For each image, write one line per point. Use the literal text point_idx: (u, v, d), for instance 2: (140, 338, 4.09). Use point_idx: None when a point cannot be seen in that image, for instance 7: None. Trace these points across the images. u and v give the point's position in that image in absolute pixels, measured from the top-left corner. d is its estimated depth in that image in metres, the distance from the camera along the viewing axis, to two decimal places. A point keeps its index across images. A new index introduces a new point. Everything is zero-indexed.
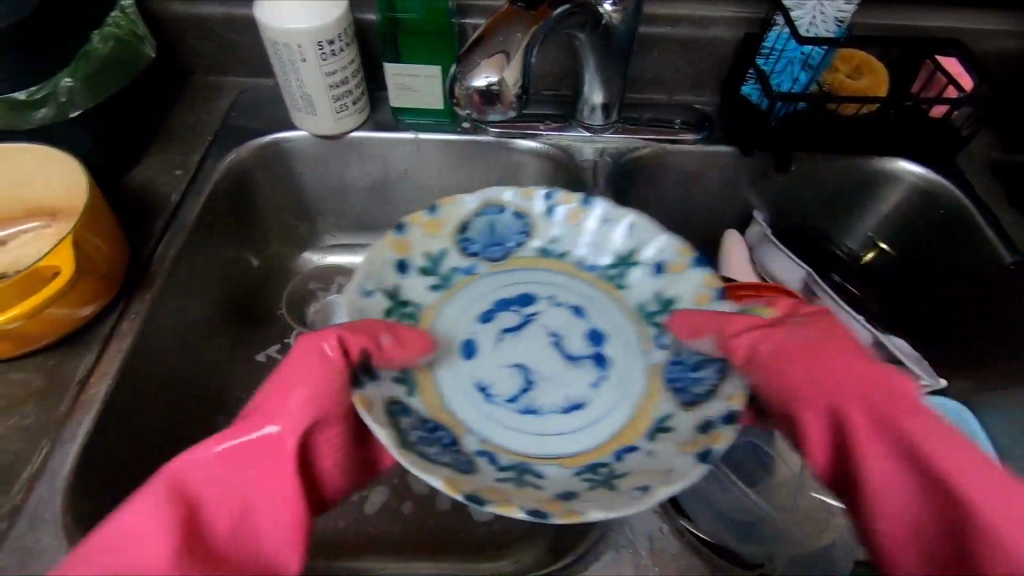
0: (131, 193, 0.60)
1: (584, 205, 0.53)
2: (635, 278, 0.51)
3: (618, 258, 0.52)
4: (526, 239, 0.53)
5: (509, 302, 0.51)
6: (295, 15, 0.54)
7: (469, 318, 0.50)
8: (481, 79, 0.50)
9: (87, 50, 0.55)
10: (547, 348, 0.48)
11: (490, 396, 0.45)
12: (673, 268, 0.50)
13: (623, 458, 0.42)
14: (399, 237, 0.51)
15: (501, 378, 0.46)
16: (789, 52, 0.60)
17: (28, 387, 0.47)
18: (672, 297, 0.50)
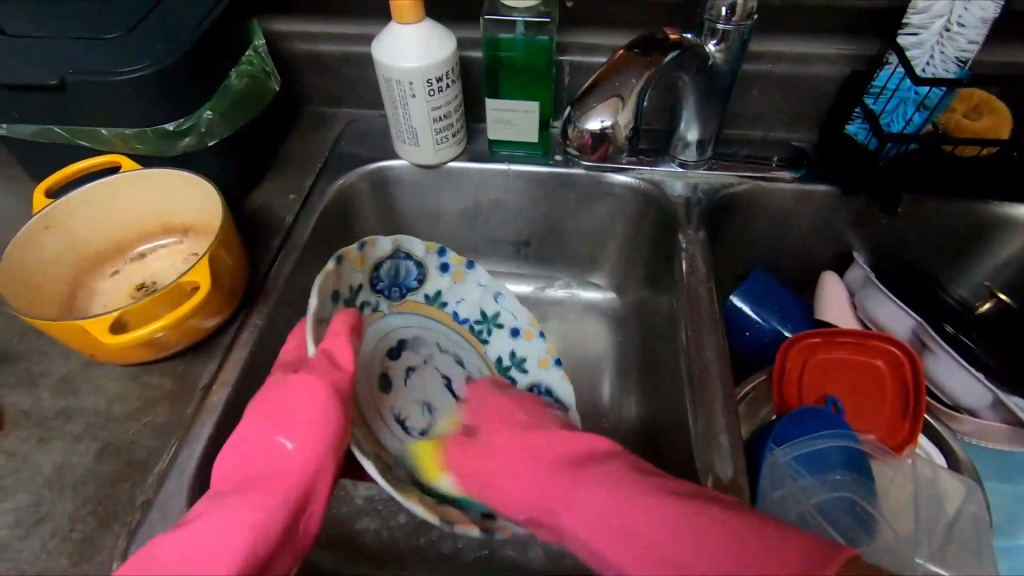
0: (250, 214, 0.66)
1: (468, 268, 0.68)
2: (496, 335, 0.69)
3: (484, 317, 0.69)
4: (417, 287, 0.68)
5: (405, 345, 0.65)
6: (412, 55, 0.58)
7: (386, 348, 0.64)
8: (596, 121, 0.58)
9: (226, 85, 0.61)
10: (439, 387, 0.64)
11: (405, 427, 0.60)
12: (526, 334, 0.68)
13: None
14: (337, 265, 0.60)
15: (411, 408, 0.61)
16: (902, 91, 0.58)
17: (159, 390, 0.52)
18: (521, 356, 0.68)
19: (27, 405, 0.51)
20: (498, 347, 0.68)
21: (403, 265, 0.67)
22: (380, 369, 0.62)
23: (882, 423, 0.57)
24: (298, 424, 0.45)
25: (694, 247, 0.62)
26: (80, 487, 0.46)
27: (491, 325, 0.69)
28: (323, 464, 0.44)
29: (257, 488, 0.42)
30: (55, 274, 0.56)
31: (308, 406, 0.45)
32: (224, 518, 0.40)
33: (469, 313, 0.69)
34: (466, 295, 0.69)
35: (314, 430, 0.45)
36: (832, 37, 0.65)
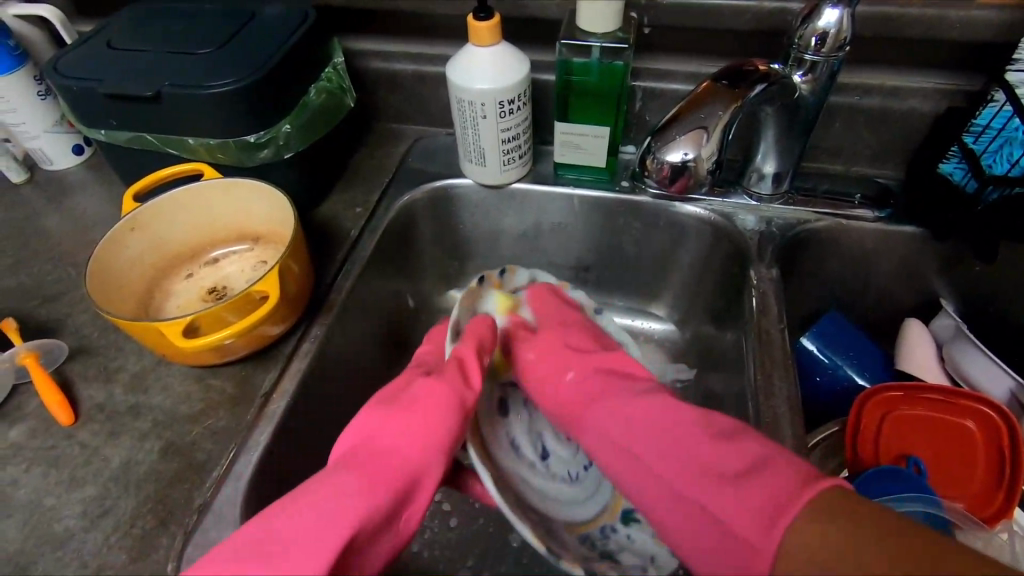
0: (319, 225, 0.67)
1: (598, 313, 0.69)
2: None
3: None
4: None
5: None
6: (484, 77, 0.58)
7: None
8: (678, 154, 0.55)
9: (305, 100, 0.63)
10: None
11: (520, 449, 0.58)
12: None
13: (609, 533, 0.56)
14: (479, 288, 0.65)
15: (532, 442, 0.59)
16: (1008, 131, 0.53)
17: (222, 394, 0.53)
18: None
19: (100, 398, 0.53)
20: None
21: None
22: (502, 390, 0.61)
23: (976, 491, 0.52)
24: (413, 429, 0.46)
25: (766, 285, 0.59)
26: (142, 484, 0.48)
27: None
28: (437, 460, 0.45)
29: (371, 468, 0.42)
30: (136, 274, 0.59)
31: (427, 416, 0.47)
32: (334, 498, 0.39)
33: None
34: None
35: (429, 434, 0.46)
36: (926, 72, 0.62)
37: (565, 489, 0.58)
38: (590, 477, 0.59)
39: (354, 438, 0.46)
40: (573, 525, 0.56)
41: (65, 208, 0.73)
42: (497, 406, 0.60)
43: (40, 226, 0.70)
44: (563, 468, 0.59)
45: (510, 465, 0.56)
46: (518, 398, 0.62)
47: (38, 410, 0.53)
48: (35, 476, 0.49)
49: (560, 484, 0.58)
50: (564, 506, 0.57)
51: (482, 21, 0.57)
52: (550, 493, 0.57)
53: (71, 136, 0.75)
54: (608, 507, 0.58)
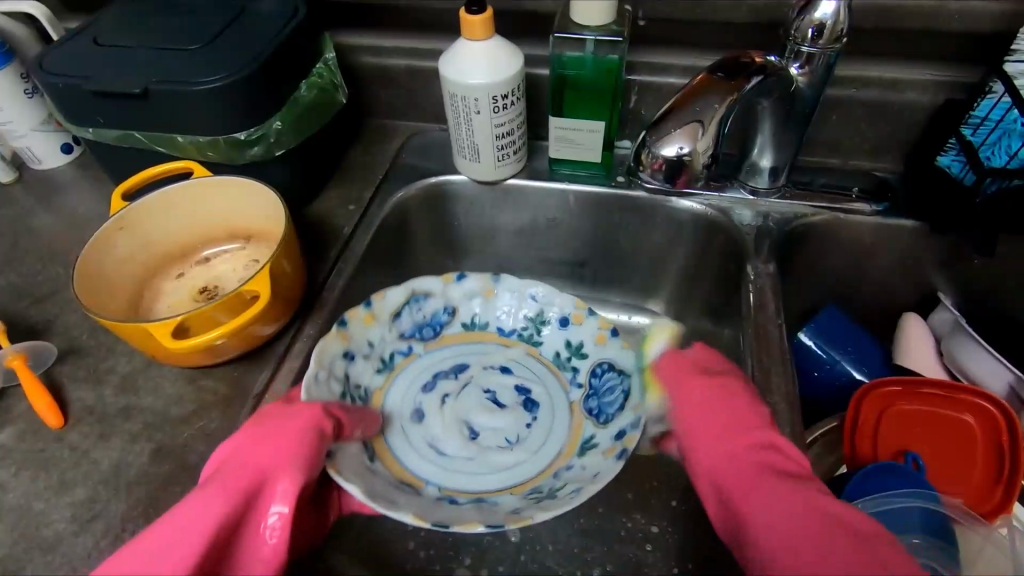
0: (311, 223, 0.67)
1: (494, 282, 0.63)
2: (548, 333, 0.63)
3: (531, 320, 0.63)
4: (452, 319, 0.63)
5: (447, 371, 0.61)
6: (477, 71, 0.57)
7: (415, 388, 0.59)
8: (673, 148, 0.55)
9: (296, 96, 0.62)
10: (482, 401, 0.59)
11: (440, 450, 0.55)
12: (575, 319, 0.62)
13: (563, 473, 0.54)
14: (342, 329, 0.56)
15: (453, 434, 0.56)
16: (1007, 122, 0.52)
17: (214, 395, 0.52)
18: (580, 343, 0.61)
19: (90, 401, 0.53)
20: (552, 344, 0.62)
21: (437, 309, 0.63)
22: (414, 403, 0.58)
23: (976, 486, 0.52)
24: (263, 443, 0.44)
25: (764, 281, 0.59)
26: (134, 487, 0.47)
27: (540, 326, 0.63)
28: (288, 473, 0.43)
29: (218, 487, 0.42)
30: (126, 275, 0.58)
31: (279, 443, 0.44)
32: (186, 521, 0.40)
33: (514, 323, 0.64)
34: (497, 309, 0.64)
35: (285, 451, 0.44)
36: (925, 63, 0.61)
37: (503, 457, 0.55)
38: (534, 434, 0.57)
39: (218, 454, 0.45)
40: (520, 487, 0.53)
41: (55, 207, 0.72)
42: (408, 419, 0.57)
43: (30, 226, 0.69)
44: (496, 442, 0.56)
45: (429, 470, 0.54)
46: (432, 397, 0.59)
47: (27, 412, 0.52)
48: (24, 479, 0.48)
49: (500, 453, 0.55)
50: (508, 469, 0.54)
51: (476, 15, 0.56)
52: (483, 471, 0.54)
53: (60, 135, 0.74)
54: (559, 452, 0.56)
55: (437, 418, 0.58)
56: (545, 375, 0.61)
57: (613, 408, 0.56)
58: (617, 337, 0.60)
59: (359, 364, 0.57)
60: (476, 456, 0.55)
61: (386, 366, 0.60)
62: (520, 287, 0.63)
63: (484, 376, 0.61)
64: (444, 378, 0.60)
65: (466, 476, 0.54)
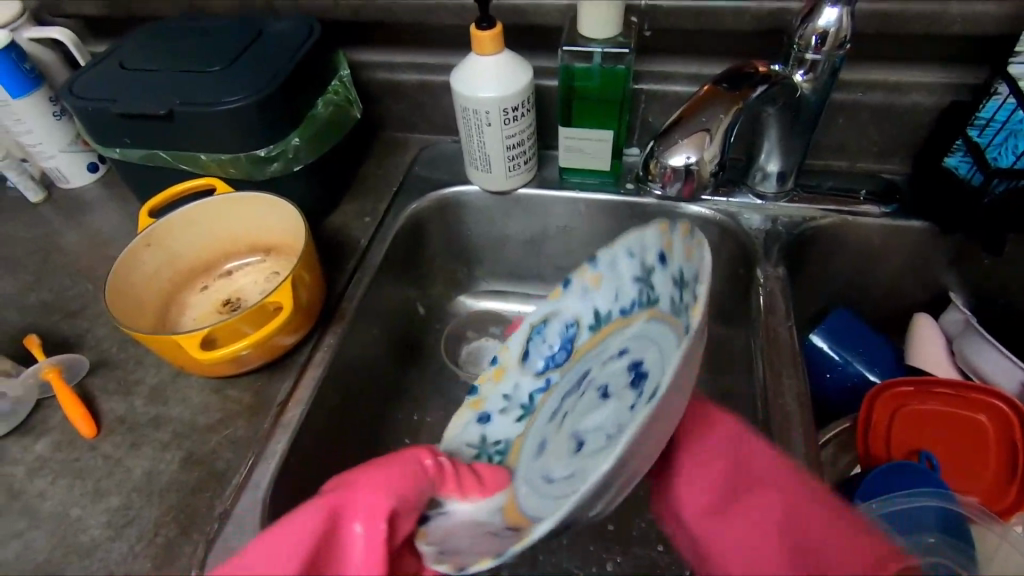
0: (329, 235, 0.68)
1: (591, 265, 0.54)
2: (658, 281, 0.48)
3: (636, 278, 0.50)
4: (577, 332, 0.56)
5: (579, 382, 0.53)
6: (488, 85, 0.59)
7: (547, 420, 0.53)
8: (680, 157, 0.56)
9: (313, 113, 0.64)
10: (599, 402, 0.49)
11: (551, 477, 0.45)
12: (665, 247, 0.47)
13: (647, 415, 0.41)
14: (472, 397, 0.57)
15: (563, 451, 0.47)
16: (1012, 124, 0.53)
17: (239, 404, 0.54)
18: (680, 272, 0.45)
19: (121, 411, 0.55)
20: (663, 290, 0.47)
21: (564, 329, 0.56)
22: (542, 433, 0.52)
23: (988, 484, 0.52)
24: (369, 473, 0.42)
25: (773, 284, 0.59)
26: (165, 493, 0.49)
27: (649, 280, 0.49)
28: (383, 503, 0.40)
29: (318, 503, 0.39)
30: (153, 290, 0.60)
31: (385, 472, 0.42)
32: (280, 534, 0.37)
33: (626, 296, 0.52)
34: (609, 294, 0.54)
35: (388, 482, 0.41)
36: (930, 66, 0.62)
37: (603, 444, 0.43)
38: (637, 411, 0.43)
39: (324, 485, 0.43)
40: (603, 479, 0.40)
41: (83, 224, 0.74)
42: (534, 453, 0.50)
43: (59, 244, 0.72)
44: (605, 433, 0.45)
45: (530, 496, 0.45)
46: (559, 418, 0.51)
47: (62, 423, 0.54)
48: (61, 487, 0.50)
49: (603, 442, 0.44)
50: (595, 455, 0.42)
51: (485, 31, 0.57)
52: (586, 460, 0.43)
53: (87, 155, 0.77)
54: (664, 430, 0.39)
55: (566, 427, 0.49)
56: (660, 326, 0.48)
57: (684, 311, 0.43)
58: (677, 230, 0.45)
59: (495, 424, 0.56)
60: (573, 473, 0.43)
61: (524, 409, 0.56)
62: (603, 253, 0.53)
63: (607, 366, 0.51)
64: (573, 391, 0.52)
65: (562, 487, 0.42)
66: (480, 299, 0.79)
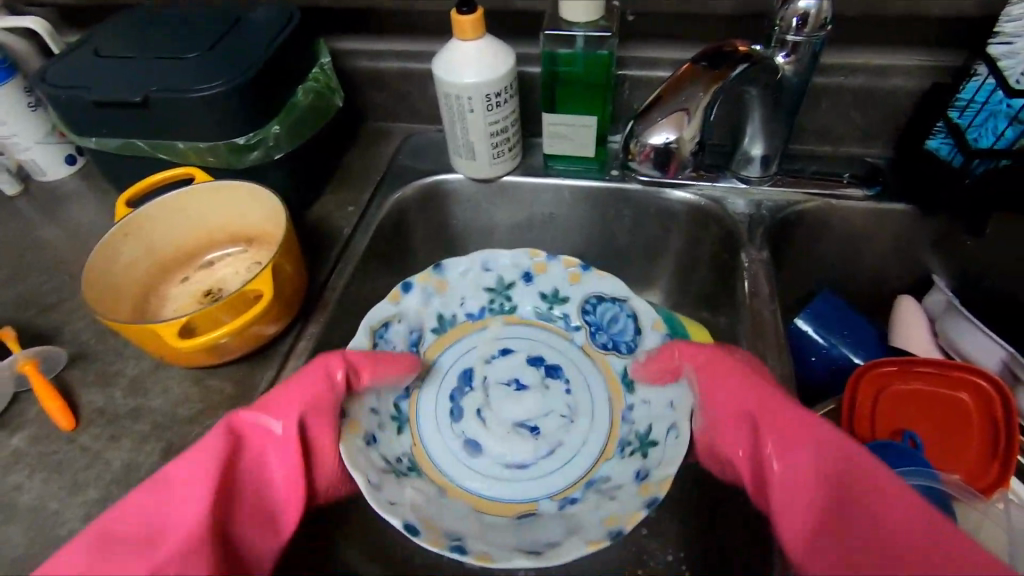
0: (312, 226, 0.68)
1: (437, 273, 0.66)
2: (517, 295, 0.67)
3: (496, 287, 0.67)
4: (424, 335, 0.64)
5: (461, 386, 0.61)
6: (469, 70, 0.58)
7: (444, 420, 0.59)
8: (660, 137, 0.57)
9: (293, 101, 0.63)
10: (516, 393, 0.60)
11: (519, 465, 0.56)
12: (573, 278, 0.66)
13: (630, 414, 0.59)
14: (348, 420, 0.53)
15: (516, 440, 0.57)
16: (992, 104, 0.53)
17: (221, 394, 0.53)
18: (553, 291, 0.67)
19: (100, 403, 0.54)
20: (522, 302, 0.67)
21: (406, 335, 0.63)
22: (457, 433, 0.58)
23: (970, 462, 0.52)
24: (282, 397, 0.47)
25: (757, 267, 0.59)
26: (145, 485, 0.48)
27: (507, 294, 0.67)
28: (291, 417, 0.46)
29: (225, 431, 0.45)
30: (132, 280, 0.59)
31: (291, 390, 0.48)
32: (196, 461, 0.43)
33: (478, 304, 0.67)
34: (454, 299, 0.67)
35: (295, 397, 0.47)
36: (911, 49, 0.62)
37: (572, 432, 0.58)
38: (579, 393, 0.61)
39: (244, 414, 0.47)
40: (603, 454, 0.57)
41: (62, 219, 0.73)
42: (466, 457, 0.57)
43: (37, 237, 0.71)
44: (556, 421, 0.59)
45: (523, 486, 0.55)
46: (469, 417, 0.59)
47: (39, 416, 0.53)
48: (38, 481, 0.49)
49: (566, 428, 0.58)
50: (591, 446, 0.58)
51: (466, 15, 0.57)
52: (552, 436, 0.58)
53: (63, 147, 0.76)
54: (611, 407, 0.60)
55: (495, 428, 0.58)
56: (534, 333, 0.65)
57: (620, 341, 0.63)
58: (590, 272, 0.66)
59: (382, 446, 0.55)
60: (553, 440, 0.58)
61: (396, 413, 0.59)
62: (456, 265, 0.67)
63: (495, 368, 0.63)
64: (464, 396, 0.60)
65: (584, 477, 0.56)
66: None
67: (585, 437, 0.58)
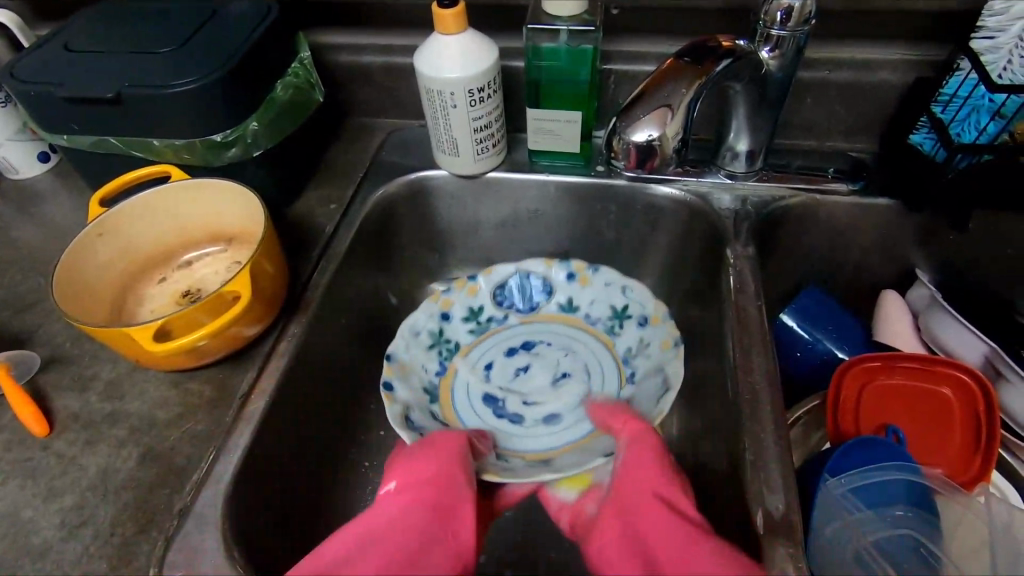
0: (293, 224, 0.67)
1: (389, 360, 0.62)
2: (456, 334, 0.68)
3: (433, 340, 0.66)
4: (438, 408, 0.62)
5: (496, 408, 0.62)
6: (451, 65, 0.57)
7: (520, 431, 0.60)
8: (643, 134, 0.57)
9: (272, 97, 0.62)
10: (526, 374, 0.64)
11: (586, 397, 0.62)
12: (472, 289, 0.69)
13: (592, 321, 0.67)
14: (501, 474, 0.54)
15: (563, 389, 0.63)
16: (975, 98, 0.54)
17: (200, 397, 0.52)
18: (471, 310, 0.69)
19: (76, 407, 0.53)
20: (458, 335, 0.68)
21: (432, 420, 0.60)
22: (535, 420, 0.61)
23: (954, 455, 0.53)
24: (433, 460, 0.49)
25: (743, 263, 0.59)
26: (121, 491, 0.47)
27: (445, 339, 0.67)
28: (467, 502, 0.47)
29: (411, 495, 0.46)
30: (108, 281, 0.58)
31: (448, 467, 0.49)
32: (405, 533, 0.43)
33: (433, 362, 0.65)
34: (420, 373, 0.63)
35: (447, 469, 0.49)
36: (895, 43, 0.62)
37: (579, 358, 0.65)
38: (557, 342, 0.67)
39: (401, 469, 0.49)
40: (610, 348, 0.65)
41: (36, 217, 0.71)
42: (555, 428, 0.60)
43: (9, 237, 0.69)
44: (565, 357, 0.65)
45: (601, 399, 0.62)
46: (524, 412, 0.62)
47: (13, 422, 0.52)
48: (11, 489, 0.48)
49: (570, 366, 0.65)
50: (602, 351, 0.65)
51: (448, 9, 0.56)
52: (576, 376, 0.64)
53: (36, 144, 0.74)
54: (583, 335, 0.67)
55: (541, 395, 0.63)
56: (482, 346, 0.67)
57: (535, 296, 0.69)
58: (479, 279, 0.69)
59: (513, 471, 0.55)
60: (582, 368, 0.64)
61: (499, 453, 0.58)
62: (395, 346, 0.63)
63: (495, 376, 0.65)
64: (503, 406, 0.62)
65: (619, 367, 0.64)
66: None
67: (589, 355, 0.65)
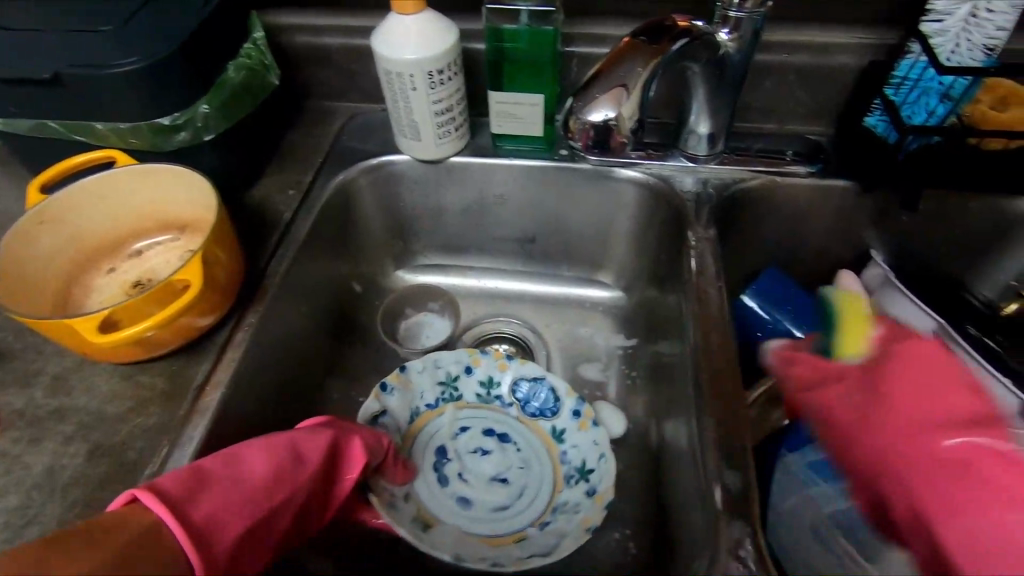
0: (250, 211, 0.65)
1: (403, 370, 0.63)
2: (464, 387, 0.65)
3: (444, 381, 0.65)
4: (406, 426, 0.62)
5: (439, 462, 0.61)
6: (409, 46, 0.56)
7: (436, 490, 0.59)
8: (600, 114, 0.57)
9: (222, 79, 0.59)
10: (484, 458, 0.61)
11: (498, 512, 0.58)
12: (501, 364, 0.65)
13: (567, 457, 0.61)
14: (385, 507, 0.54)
15: (490, 492, 0.59)
16: (925, 81, 0.55)
17: (152, 390, 0.51)
18: (490, 378, 0.65)
19: (19, 404, 0.50)
20: (467, 391, 0.65)
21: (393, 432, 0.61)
22: (447, 501, 0.58)
23: None
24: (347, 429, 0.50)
25: (704, 245, 0.60)
26: (69, 489, 0.45)
27: (453, 385, 0.65)
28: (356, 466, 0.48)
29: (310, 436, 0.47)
30: (52, 271, 0.55)
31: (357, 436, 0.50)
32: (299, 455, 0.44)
33: (434, 395, 0.64)
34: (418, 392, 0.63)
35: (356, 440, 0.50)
36: (850, 27, 0.63)
37: (529, 480, 0.60)
38: (528, 454, 0.62)
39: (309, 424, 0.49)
40: (556, 487, 0.59)
41: None
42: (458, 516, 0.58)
43: None
44: (518, 471, 0.60)
45: (511, 522, 0.58)
46: (450, 488, 0.59)
47: None
48: None
49: (522, 480, 0.60)
50: (546, 481, 0.60)
51: None
52: (516, 489, 0.59)
53: None
54: (550, 461, 0.61)
55: (469, 488, 0.59)
56: (478, 413, 0.64)
57: (547, 407, 0.63)
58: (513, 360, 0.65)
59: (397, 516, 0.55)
60: (525, 487, 0.60)
61: (406, 493, 0.58)
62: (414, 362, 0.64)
63: (461, 442, 0.62)
64: (444, 462, 0.61)
65: (546, 508, 0.58)
66: (417, 274, 0.77)
67: (536, 481, 0.60)
